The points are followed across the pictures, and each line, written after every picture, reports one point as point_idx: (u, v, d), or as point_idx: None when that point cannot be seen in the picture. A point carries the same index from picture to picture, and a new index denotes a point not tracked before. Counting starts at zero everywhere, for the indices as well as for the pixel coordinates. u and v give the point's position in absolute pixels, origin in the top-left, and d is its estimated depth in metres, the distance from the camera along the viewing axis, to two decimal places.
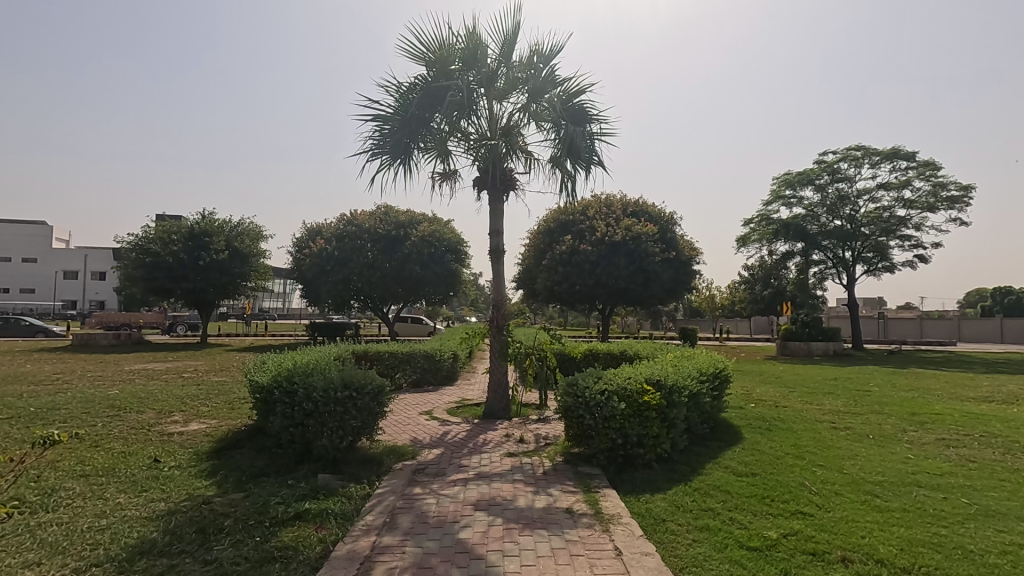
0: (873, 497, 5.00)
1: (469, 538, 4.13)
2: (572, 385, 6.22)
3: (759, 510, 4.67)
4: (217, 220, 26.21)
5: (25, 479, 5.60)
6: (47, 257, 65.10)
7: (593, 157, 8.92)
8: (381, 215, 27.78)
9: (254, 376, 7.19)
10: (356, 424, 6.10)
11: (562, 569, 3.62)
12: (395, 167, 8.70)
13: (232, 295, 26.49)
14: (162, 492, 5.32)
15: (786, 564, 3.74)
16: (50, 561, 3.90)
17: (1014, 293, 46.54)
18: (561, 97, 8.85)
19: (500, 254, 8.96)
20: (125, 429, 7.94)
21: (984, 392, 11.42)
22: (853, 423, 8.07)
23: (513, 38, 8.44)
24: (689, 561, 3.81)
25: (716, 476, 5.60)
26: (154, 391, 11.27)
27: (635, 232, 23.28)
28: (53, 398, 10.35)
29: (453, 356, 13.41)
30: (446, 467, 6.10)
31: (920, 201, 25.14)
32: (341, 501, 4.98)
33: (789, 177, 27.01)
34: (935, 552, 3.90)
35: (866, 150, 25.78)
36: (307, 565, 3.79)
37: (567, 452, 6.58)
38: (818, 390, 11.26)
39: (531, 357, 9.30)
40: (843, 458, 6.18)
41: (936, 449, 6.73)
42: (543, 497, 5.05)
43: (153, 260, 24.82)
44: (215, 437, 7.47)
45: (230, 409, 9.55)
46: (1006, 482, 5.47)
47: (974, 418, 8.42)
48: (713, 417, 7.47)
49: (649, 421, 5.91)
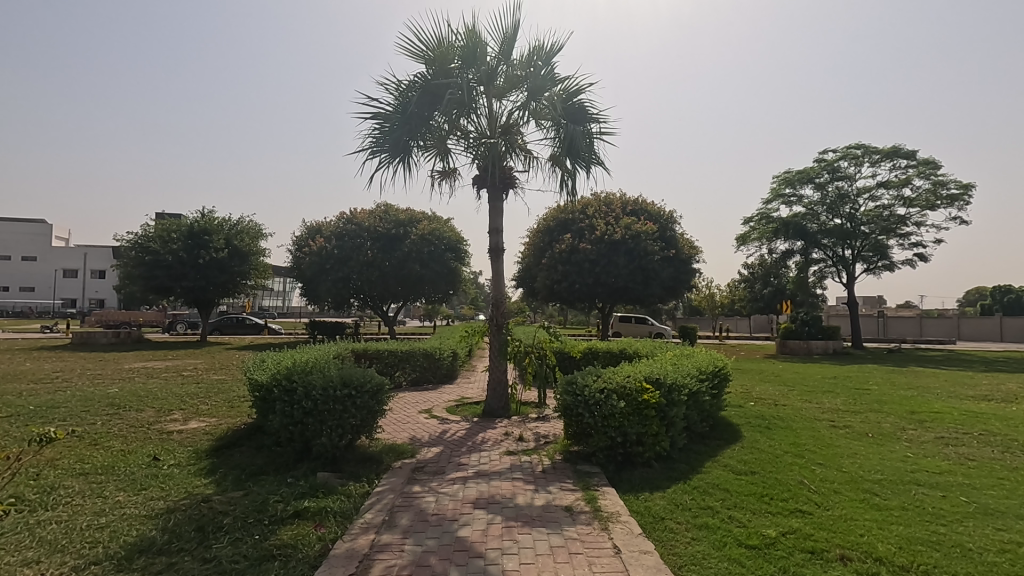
0: (871, 496, 5.00)
1: (468, 536, 4.14)
2: (571, 383, 6.21)
3: (758, 509, 4.68)
4: (217, 219, 26.17)
5: (23, 478, 5.58)
6: (45, 255, 65.08)
7: (593, 156, 8.93)
8: (381, 214, 27.76)
9: (253, 375, 7.14)
10: (356, 422, 6.10)
11: (561, 568, 3.61)
12: (394, 165, 8.71)
13: (232, 293, 26.46)
14: (161, 492, 5.29)
15: (785, 563, 3.74)
16: (48, 560, 3.89)
17: (1013, 292, 46.53)
18: (561, 96, 8.82)
19: (500, 252, 8.96)
20: (124, 427, 7.97)
21: (982, 391, 11.47)
22: (852, 422, 8.07)
23: (513, 36, 8.43)
24: (688, 559, 3.82)
25: (715, 475, 5.61)
26: (154, 390, 11.21)
27: (635, 231, 23.25)
28: (51, 397, 10.27)
29: (453, 355, 13.45)
30: (444, 466, 6.09)
31: (921, 199, 25.11)
32: (340, 500, 4.97)
33: (788, 175, 26.92)
34: (933, 550, 3.90)
35: (866, 149, 25.75)
36: (306, 564, 3.78)
37: (567, 450, 6.57)
38: (818, 389, 11.23)
39: (531, 356, 9.31)
40: (843, 457, 6.18)
41: (936, 448, 6.72)
42: (542, 496, 5.05)
43: (152, 259, 24.81)
44: (215, 436, 7.44)
45: (229, 408, 9.51)
46: (1005, 481, 5.47)
47: (972, 416, 8.45)
48: (712, 416, 7.49)
49: (648, 419, 5.89)
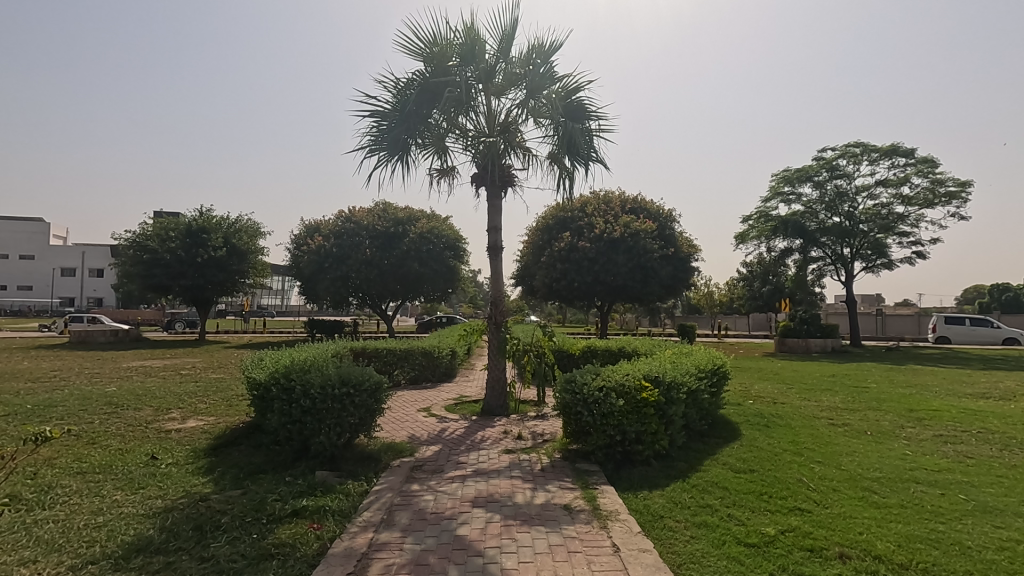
0: (870, 493, 5.00)
1: (468, 534, 4.13)
2: (570, 382, 6.22)
3: (758, 507, 4.67)
4: (215, 218, 26.18)
5: (21, 477, 5.58)
6: (44, 254, 64.91)
7: (593, 153, 8.95)
8: (379, 212, 27.77)
9: (251, 373, 7.14)
10: (354, 420, 6.08)
11: (559, 568, 3.60)
12: (392, 162, 8.67)
13: (231, 292, 26.46)
14: (159, 490, 5.30)
15: (784, 561, 3.73)
16: (46, 559, 3.87)
17: (1011, 290, 46.67)
18: (560, 93, 8.82)
19: (500, 251, 8.96)
20: (123, 425, 7.98)
21: (981, 388, 11.54)
22: (851, 420, 8.09)
23: (513, 34, 8.41)
24: (686, 558, 3.81)
25: (713, 472, 5.62)
26: (153, 388, 11.24)
27: (634, 229, 23.20)
28: (50, 396, 10.30)
29: (452, 354, 13.49)
30: (444, 463, 6.12)
31: (919, 197, 25.13)
32: (339, 498, 4.96)
33: (788, 174, 26.90)
34: (932, 548, 3.90)
35: (865, 146, 25.75)
36: (304, 562, 3.78)
37: (566, 449, 6.56)
38: (817, 387, 11.31)
39: (529, 354, 9.34)
40: (841, 455, 6.21)
41: (934, 445, 6.74)
42: (541, 494, 5.06)
43: (150, 258, 24.80)
44: (213, 434, 7.46)
45: (227, 406, 9.53)
46: (1004, 478, 5.47)
47: (971, 414, 8.49)
48: (711, 413, 7.52)
49: (647, 418, 5.88)
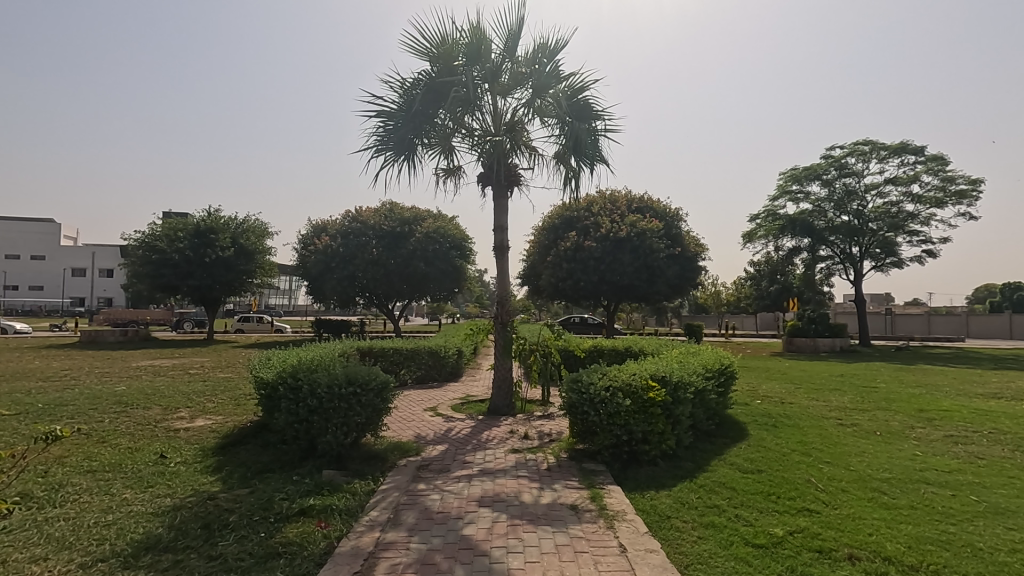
0: (880, 494, 4.96)
1: (473, 534, 4.12)
2: (577, 381, 6.22)
3: (765, 507, 4.64)
4: (223, 218, 26.28)
5: (31, 475, 5.62)
6: (54, 255, 65.43)
7: (598, 153, 8.92)
8: (385, 212, 27.90)
9: (258, 372, 7.17)
10: (360, 420, 6.08)
11: (566, 567, 3.59)
12: (398, 162, 8.65)
13: (238, 291, 26.56)
14: (168, 488, 5.33)
15: (793, 562, 3.71)
16: (56, 557, 3.90)
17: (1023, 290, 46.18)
18: (566, 92, 8.80)
19: (505, 250, 8.94)
20: (132, 424, 8.03)
21: (991, 388, 11.47)
22: (860, 420, 8.02)
23: (519, 34, 8.40)
24: (694, 558, 3.80)
25: (720, 473, 5.59)
26: (160, 388, 11.33)
27: (640, 228, 23.10)
28: (61, 394, 10.43)
29: (458, 353, 13.51)
30: (450, 463, 6.12)
31: (929, 196, 24.96)
32: (346, 497, 4.98)
33: (795, 172, 26.81)
34: (944, 550, 3.86)
35: (874, 145, 25.59)
36: (311, 561, 3.79)
37: (572, 448, 6.55)
38: (825, 386, 11.27)
39: (535, 354, 9.34)
40: (849, 455, 6.17)
41: (944, 446, 6.67)
42: (548, 493, 5.05)
43: (159, 258, 24.98)
44: (221, 433, 7.50)
45: (235, 405, 9.58)
46: (1015, 480, 5.41)
47: (981, 414, 8.42)
48: (718, 413, 7.47)
49: (653, 417, 5.87)
